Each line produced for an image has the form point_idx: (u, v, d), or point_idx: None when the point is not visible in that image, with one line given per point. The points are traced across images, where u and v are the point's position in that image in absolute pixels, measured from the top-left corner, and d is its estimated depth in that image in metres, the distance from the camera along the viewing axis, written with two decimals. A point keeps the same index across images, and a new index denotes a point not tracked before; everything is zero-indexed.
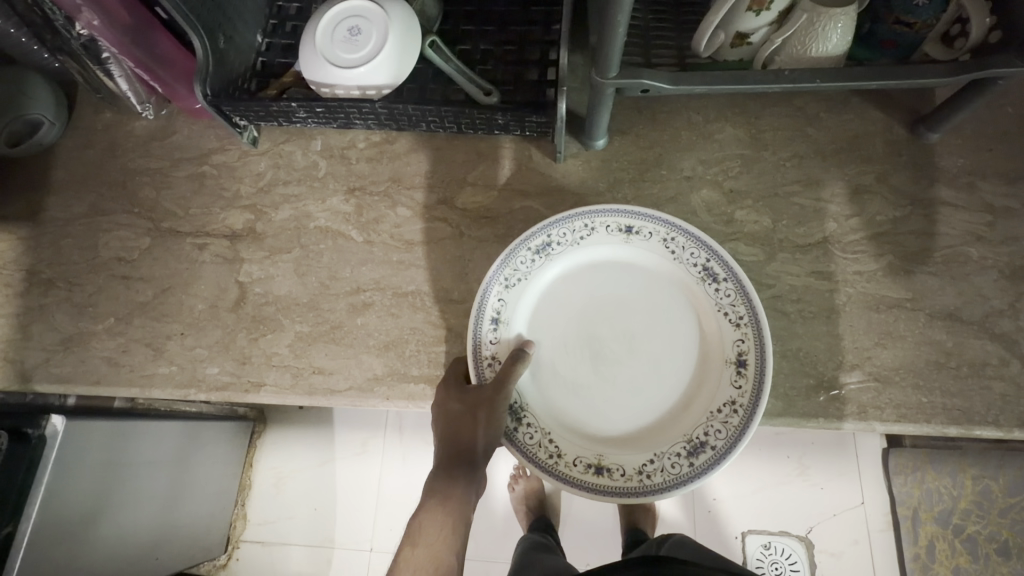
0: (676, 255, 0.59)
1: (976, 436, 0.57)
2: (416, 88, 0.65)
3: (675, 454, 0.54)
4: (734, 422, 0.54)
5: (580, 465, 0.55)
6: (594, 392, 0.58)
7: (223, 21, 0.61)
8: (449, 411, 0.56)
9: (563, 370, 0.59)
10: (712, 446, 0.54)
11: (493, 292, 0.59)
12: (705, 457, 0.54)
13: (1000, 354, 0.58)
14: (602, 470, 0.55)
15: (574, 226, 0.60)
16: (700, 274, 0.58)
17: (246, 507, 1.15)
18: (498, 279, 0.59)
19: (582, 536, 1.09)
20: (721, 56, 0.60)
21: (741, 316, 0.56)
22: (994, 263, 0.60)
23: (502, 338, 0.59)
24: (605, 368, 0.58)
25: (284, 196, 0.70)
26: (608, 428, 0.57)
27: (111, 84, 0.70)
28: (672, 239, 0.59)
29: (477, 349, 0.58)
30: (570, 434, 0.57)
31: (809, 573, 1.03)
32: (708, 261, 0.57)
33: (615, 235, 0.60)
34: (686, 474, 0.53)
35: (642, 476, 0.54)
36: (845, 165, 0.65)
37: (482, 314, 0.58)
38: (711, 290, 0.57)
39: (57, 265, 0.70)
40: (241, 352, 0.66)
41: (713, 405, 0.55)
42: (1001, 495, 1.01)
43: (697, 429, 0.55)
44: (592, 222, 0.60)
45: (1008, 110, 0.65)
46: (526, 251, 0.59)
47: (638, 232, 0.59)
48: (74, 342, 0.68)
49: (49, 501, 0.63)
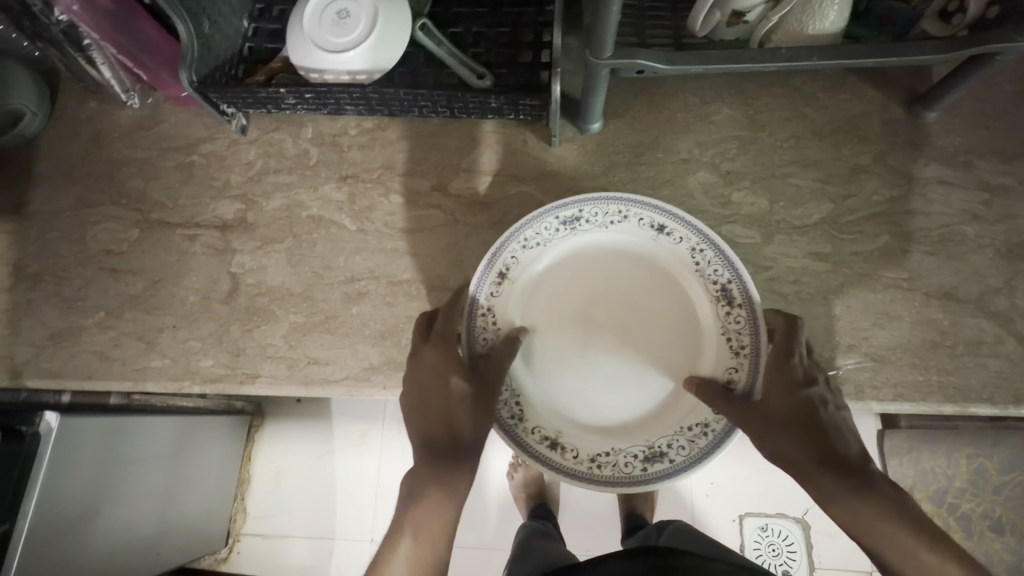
0: (699, 267, 0.57)
1: (972, 413, 0.57)
2: (407, 72, 0.64)
3: (632, 454, 0.55)
4: (700, 444, 0.54)
5: (536, 434, 0.55)
6: (577, 373, 0.58)
7: (208, 6, 0.60)
8: (438, 375, 0.55)
9: (552, 347, 0.58)
10: (670, 459, 0.54)
11: (510, 247, 0.58)
12: (659, 466, 0.54)
13: (997, 332, 0.58)
14: (557, 446, 0.55)
15: (609, 208, 0.58)
16: (717, 294, 0.56)
17: (246, 500, 1.14)
18: (517, 237, 0.58)
19: (581, 523, 1.10)
20: (717, 35, 0.59)
21: (744, 346, 0.55)
22: (990, 242, 0.60)
23: (503, 295, 0.58)
24: (593, 355, 0.58)
25: (275, 184, 0.69)
26: (576, 408, 0.57)
27: (95, 72, 0.68)
28: (701, 250, 0.56)
29: (474, 299, 0.57)
30: (538, 408, 0.57)
31: (806, 553, 1.05)
32: (729, 283, 0.56)
33: (645, 229, 0.58)
34: (635, 475, 0.54)
35: (593, 464, 0.55)
36: (842, 146, 0.64)
37: (492, 265, 0.57)
38: (723, 311, 0.56)
39: (43, 259, 0.69)
40: (235, 344, 0.65)
41: (685, 421, 0.55)
42: (995, 472, 0.97)
43: (661, 439, 0.55)
44: (627, 210, 0.58)
45: (1004, 86, 0.64)
46: (553, 218, 0.58)
47: (669, 233, 0.57)
48: (65, 336, 0.67)
49: (46, 498, 0.63)
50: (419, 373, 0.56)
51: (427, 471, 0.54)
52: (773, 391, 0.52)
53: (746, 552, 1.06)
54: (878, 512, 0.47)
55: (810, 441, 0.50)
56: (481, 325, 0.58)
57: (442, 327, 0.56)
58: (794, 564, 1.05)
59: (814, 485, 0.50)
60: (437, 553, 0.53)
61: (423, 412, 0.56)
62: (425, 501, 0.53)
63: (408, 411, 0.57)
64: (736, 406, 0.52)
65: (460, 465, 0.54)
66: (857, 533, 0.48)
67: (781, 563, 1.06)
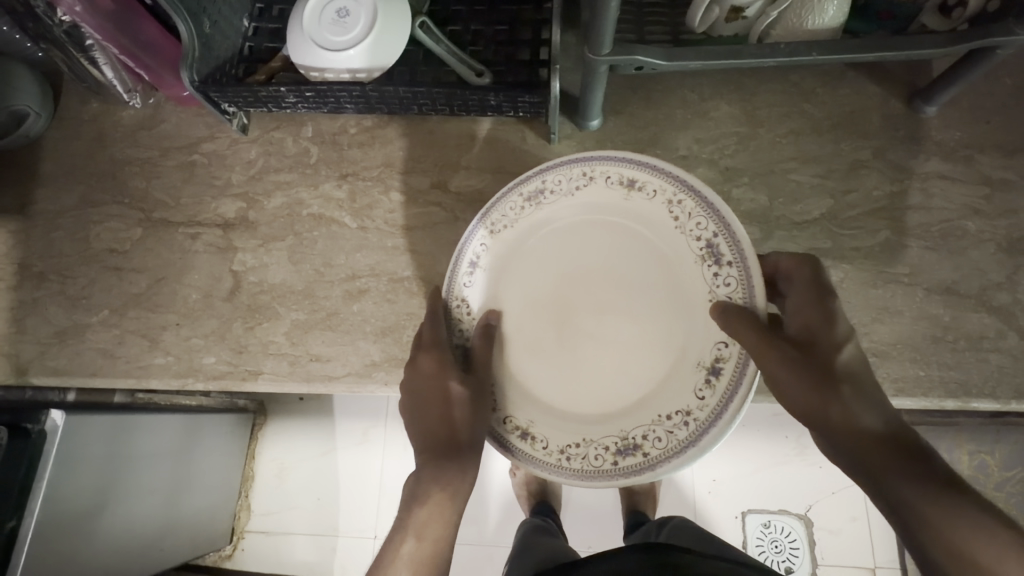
0: (680, 222, 0.55)
1: (973, 408, 0.57)
2: (406, 71, 0.64)
3: (604, 447, 0.53)
4: (679, 435, 0.52)
5: (508, 424, 0.56)
6: (551, 359, 0.58)
7: (208, 6, 0.60)
8: (430, 378, 0.55)
9: (527, 330, 0.59)
10: (645, 451, 0.52)
11: (478, 236, 0.59)
12: (632, 460, 0.52)
13: (997, 326, 0.58)
14: (527, 436, 0.55)
15: (574, 172, 0.58)
16: (703, 251, 0.54)
17: (250, 497, 1.15)
18: (484, 223, 0.59)
19: (583, 519, 1.10)
20: (716, 32, 0.59)
21: None
22: (991, 236, 0.60)
23: (476, 283, 0.59)
24: (568, 337, 0.58)
25: (276, 183, 0.69)
26: (549, 395, 0.57)
27: (97, 72, 0.69)
28: (678, 201, 0.55)
29: (450, 292, 0.58)
30: (512, 397, 0.57)
31: (808, 549, 1.05)
32: (714, 236, 0.53)
33: (616, 188, 0.57)
34: (607, 469, 0.52)
35: (562, 457, 0.54)
36: (842, 141, 0.64)
37: (461, 257, 0.58)
38: (711, 271, 0.53)
39: (47, 258, 0.70)
40: (237, 341, 0.65)
41: (665, 410, 0.53)
42: (998, 469, 0.97)
43: (637, 430, 0.53)
44: (593, 170, 0.57)
45: (1005, 81, 0.64)
46: (517, 196, 0.59)
47: (641, 187, 0.56)
48: (69, 334, 0.67)
49: (52, 495, 0.64)
50: (415, 379, 0.56)
51: (429, 474, 0.54)
52: (810, 336, 0.50)
53: (747, 547, 1.06)
54: (921, 479, 0.44)
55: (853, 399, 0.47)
56: (456, 314, 0.59)
57: (432, 334, 0.57)
58: (797, 561, 1.05)
59: (838, 434, 0.47)
60: (441, 556, 0.53)
61: (421, 417, 0.56)
62: (428, 501, 0.53)
63: (405, 416, 0.57)
64: (770, 344, 0.48)
65: (461, 467, 0.54)
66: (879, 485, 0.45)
67: (783, 559, 1.06)
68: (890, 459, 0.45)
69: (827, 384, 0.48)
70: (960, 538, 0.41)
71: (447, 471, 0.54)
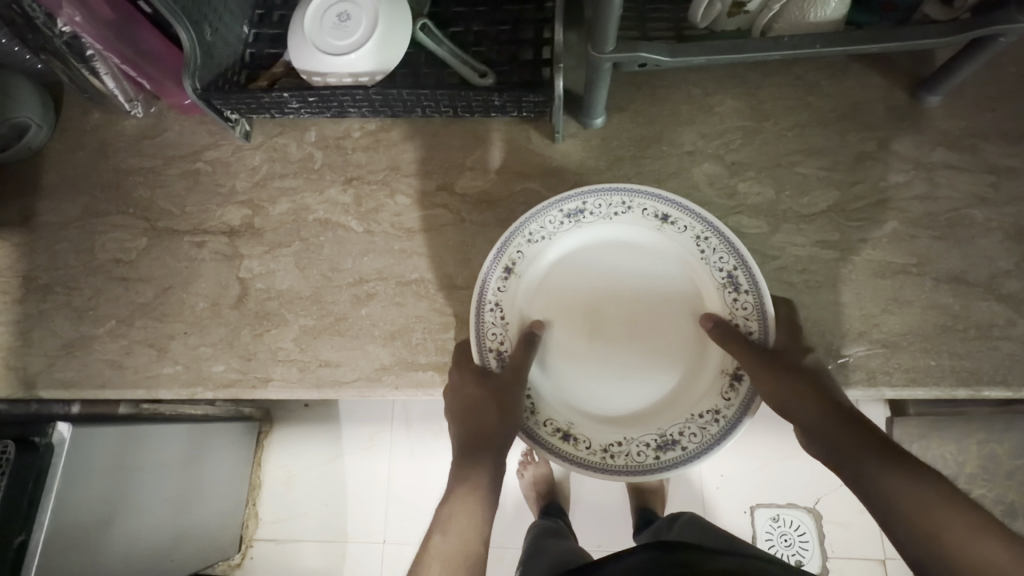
0: (705, 255, 0.56)
1: (984, 396, 0.57)
2: (409, 73, 0.64)
3: (644, 443, 0.54)
4: (712, 430, 0.53)
5: (548, 426, 0.55)
6: (585, 366, 0.57)
7: (209, 13, 0.60)
8: (462, 387, 0.55)
9: (559, 339, 0.58)
10: (683, 446, 0.53)
11: (515, 242, 0.57)
12: (673, 454, 0.53)
13: (1007, 314, 0.58)
14: (570, 437, 0.55)
15: (613, 200, 0.57)
16: (723, 280, 0.56)
17: (258, 506, 1.15)
18: (522, 231, 0.57)
19: (592, 519, 1.10)
20: (719, 26, 0.59)
21: (752, 332, 0.54)
22: (998, 224, 0.60)
23: (510, 289, 0.58)
24: (601, 348, 0.57)
25: (281, 189, 0.69)
26: (586, 400, 0.56)
27: (98, 83, 0.69)
28: (706, 238, 0.56)
29: (481, 295, 0.57)
30: (549, 400, 0.56)
31: (819, 542, 1.05)
32: (735, 269, 0.55)
33: (650, 220, 0.57)
34: (651, 464, 0.53)
35: (606, 454, 0.54)
36: (847, 133, 0.64)
37: (497, 261, 0.57)
38: (730, 298, 0.55)
39: (53, 270, 0.70)
40: (246, 349, 0.65)
41: (696, 408, 0.54)
42: (1008, 457, 0.95)
43: (673, 427, 0.54)
44: (631, 201, 0.57)
45: (1008, 69, 0.64)
46: (557, 212, 0.58)
47: (673, 222, 0.57)
48: (76, 346, 0.67)
49: (61, 508, 0.63)
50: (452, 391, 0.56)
51: (460, 474, 0.53)
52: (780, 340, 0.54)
53: (758, 541, 1.06)
54: (887, 459, 0.44)
55: (825, 395, 0.49)
56: (489, 320, 0.57)
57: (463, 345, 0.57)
58: (807, 554, 1.05)
59: (810, 429, 0.48)
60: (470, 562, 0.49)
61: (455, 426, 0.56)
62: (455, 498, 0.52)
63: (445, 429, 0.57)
64: (748, 348, 0.52)
65: (487, 466, 0.53)
66: (850, 475, 0.45)
67: (794, 553, 1.05)
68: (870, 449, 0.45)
69: (802, 384, 0.49)
70: (927, 512, 0.41)
71: (478, 470, 0.53)
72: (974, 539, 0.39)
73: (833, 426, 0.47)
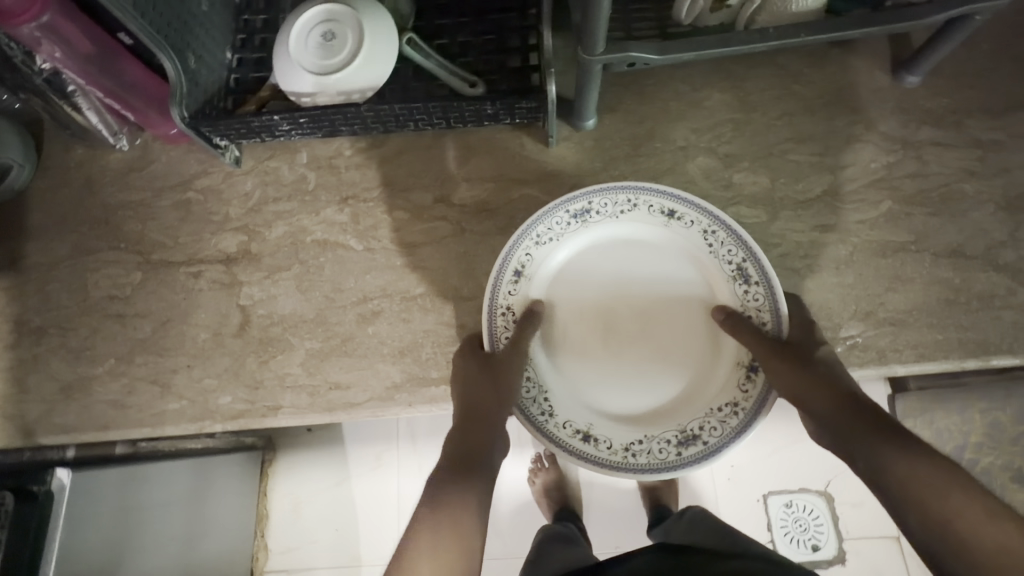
0: (713, 249, 0.57)
1: (993, 365, 0.58)
2: (398, 88, 0.64)
3: (665, 440, 0.54)
4: (732, 423, 0.54)
5: (568, 428, 0.55)
6: (600, 366, 0.57)
7: (191, 41, 0.60)
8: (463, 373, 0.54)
9: (573, 340, 0.58)
10: (705, 440, 0.53)
11: (523, 245, 0.57)
12: (695, 449, 0.53)
13: (1007, 283, 0.59)
14: (590, 439, 0.54)
15: (619, 198, 0.57)
16: (733, 272, 0.56)
17: (267, 537, 1.12)
18: (530, 234, 0.57)
19: (608, 520, 1.08)
20: (702, 22, 0.60)
21: (765, 323, 0.55)
22: (989, 197, 0.62)
23: (521, 292, 0.58)
24: (616, 346, 0.57)
25: (276, 213, 0.68)
26: (603, 400, 0.56)
27: (81, 118, 0.67)
28: (713, 231, 0.56)
29: (493, 299, 0.57)
30: (567, 402, 0.56)
31: (833, 524, 1.05)
32: (744, 261, 0.55)
33: (656, 216, 0.58)
34: (673, 460, 0.53)
35: (628, 453, 0.54)
36: (834, 118, 0.65)
37: (506, 265, 0.57)
38: (741, 290, 0.56)
39: (45, 312, 0.68)
40: (253, 378, 0.64)
41: (715, 402, 0.55)
42: (1011, 423, 0.96)
43: (693, 422, 0.54)
44: (636, 198, 0.57)
45: (983, 45, 0.65)
46: (564, 212, 0.58)
47: (680, 217, 0.57)
48: (75, 388, 0.65)
49: (66, 556, 0.62)
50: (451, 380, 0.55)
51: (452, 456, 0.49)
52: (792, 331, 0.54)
53: (772, 528, 1.06)
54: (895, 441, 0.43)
55: (836, 383, 0.49)
56: (502, 324, 0.57)
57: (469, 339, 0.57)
58: (822, 537, 1.06)
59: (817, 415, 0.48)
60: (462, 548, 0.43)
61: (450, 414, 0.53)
62: (445, 506, 0.45)
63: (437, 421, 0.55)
64: (759, 338, 0.52)
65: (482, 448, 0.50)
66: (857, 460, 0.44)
67: (809, 537, 1.06)
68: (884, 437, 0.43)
69: (810, 372, 0.49)
70: (934, 494, 0.39)
71: (468, 459, 0.49)
72: (984, 520, 0.37)
73: (842, 412, 0.46)
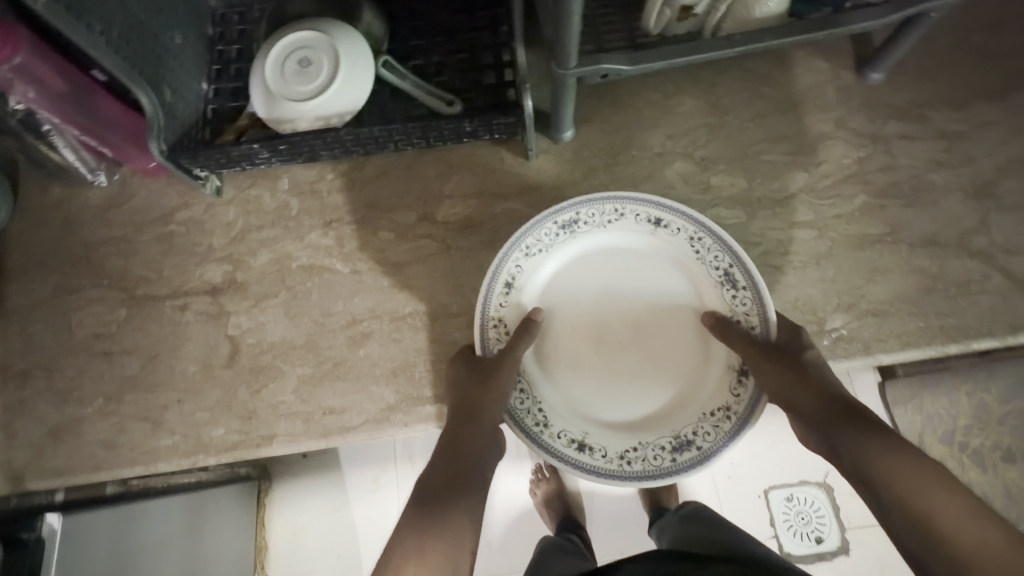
0: (700, 255, 0.58)
1: (975, 348, 0.60)
2: (376, 111, 0.64)
3: (659, 447, 0.55)
4: (725, 427, 0.54)
5: (563, 438, 0.55)
6: (594, 375, 0.58)
7: (166, 74, 0.60)
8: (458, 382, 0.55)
9: (566, 351, 0.58)
10: (699, 445, 0.54)
11: (513, 257, 0.58)
12: (689, 454, 0.54)
13: (982, 269, 0.61)
14: (586, 448, 0.55)
15: (606, 208, 0.58)
16: (720, 278, 0.57)
17: (267, 568, 1.10)
18: (519, 246, 0.58)
19: (609, 528, 1.08)
20: (671, 31, 0.61)
21: (754, 326, 0.56)
22: (957, 186, 0.63)
23: (512, 303, 0.58)
24: (609, 355, 0.58)
25: (261, 241, 0.68)
26: (598, 409, 0.57)
27: (58, 156, 0.67)
28: (699, 238, 0.57)
29: (486, 311, 0.57)
30: (563, 412, 0.56)
31: (835, 515, 1.06)
32: (731, 266, 0.56)
33: (644, 225, 0.59)
34: (668, 467, 0.54)
35: (623, 461, 0.55)
36: (804, 118, 0.67)
37: (497, 277, 0.57)
38: (729, 295, 0.57)
39: (28, 355, 0.67)
40: (245, 408, 0.63)
41: (708, 407, 0.55)
42: (997, 403, 0.96)
43: (687, 427, 0.55)
44: (623, 207, 0.58)
45: (940, 40, 0.68)
46: (552, 224, 0.58)
47: (666, 225, 0.58)
48: (63, 431, 0.64)
49: None
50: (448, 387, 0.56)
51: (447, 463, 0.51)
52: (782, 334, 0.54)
53: (775, 523, 1.06)
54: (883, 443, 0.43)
55: (824, 385, 0.49)
56: (495, 337, 0.57)
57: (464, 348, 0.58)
58: (825, 529, 1.06)
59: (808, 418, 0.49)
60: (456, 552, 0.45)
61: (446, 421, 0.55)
62: (439, 513, 0.46)
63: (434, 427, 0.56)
64: (748, 343, 0.53)
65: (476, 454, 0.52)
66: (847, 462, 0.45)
67: (812, 530, 1.06)
68: (873, 439, 0.44)
69: (798, 375, 0.50)
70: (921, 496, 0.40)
71: (461, 468, 0.50)
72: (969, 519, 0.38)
73: (831, 415, 0.47)
